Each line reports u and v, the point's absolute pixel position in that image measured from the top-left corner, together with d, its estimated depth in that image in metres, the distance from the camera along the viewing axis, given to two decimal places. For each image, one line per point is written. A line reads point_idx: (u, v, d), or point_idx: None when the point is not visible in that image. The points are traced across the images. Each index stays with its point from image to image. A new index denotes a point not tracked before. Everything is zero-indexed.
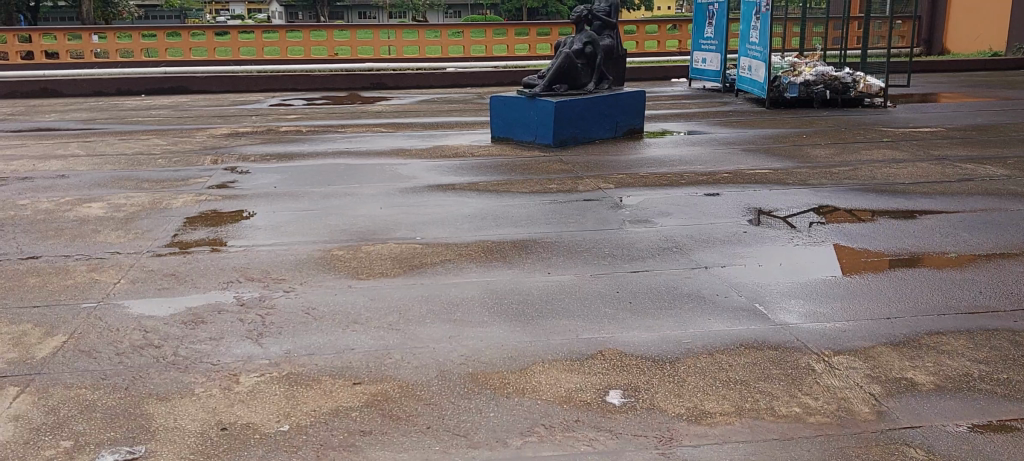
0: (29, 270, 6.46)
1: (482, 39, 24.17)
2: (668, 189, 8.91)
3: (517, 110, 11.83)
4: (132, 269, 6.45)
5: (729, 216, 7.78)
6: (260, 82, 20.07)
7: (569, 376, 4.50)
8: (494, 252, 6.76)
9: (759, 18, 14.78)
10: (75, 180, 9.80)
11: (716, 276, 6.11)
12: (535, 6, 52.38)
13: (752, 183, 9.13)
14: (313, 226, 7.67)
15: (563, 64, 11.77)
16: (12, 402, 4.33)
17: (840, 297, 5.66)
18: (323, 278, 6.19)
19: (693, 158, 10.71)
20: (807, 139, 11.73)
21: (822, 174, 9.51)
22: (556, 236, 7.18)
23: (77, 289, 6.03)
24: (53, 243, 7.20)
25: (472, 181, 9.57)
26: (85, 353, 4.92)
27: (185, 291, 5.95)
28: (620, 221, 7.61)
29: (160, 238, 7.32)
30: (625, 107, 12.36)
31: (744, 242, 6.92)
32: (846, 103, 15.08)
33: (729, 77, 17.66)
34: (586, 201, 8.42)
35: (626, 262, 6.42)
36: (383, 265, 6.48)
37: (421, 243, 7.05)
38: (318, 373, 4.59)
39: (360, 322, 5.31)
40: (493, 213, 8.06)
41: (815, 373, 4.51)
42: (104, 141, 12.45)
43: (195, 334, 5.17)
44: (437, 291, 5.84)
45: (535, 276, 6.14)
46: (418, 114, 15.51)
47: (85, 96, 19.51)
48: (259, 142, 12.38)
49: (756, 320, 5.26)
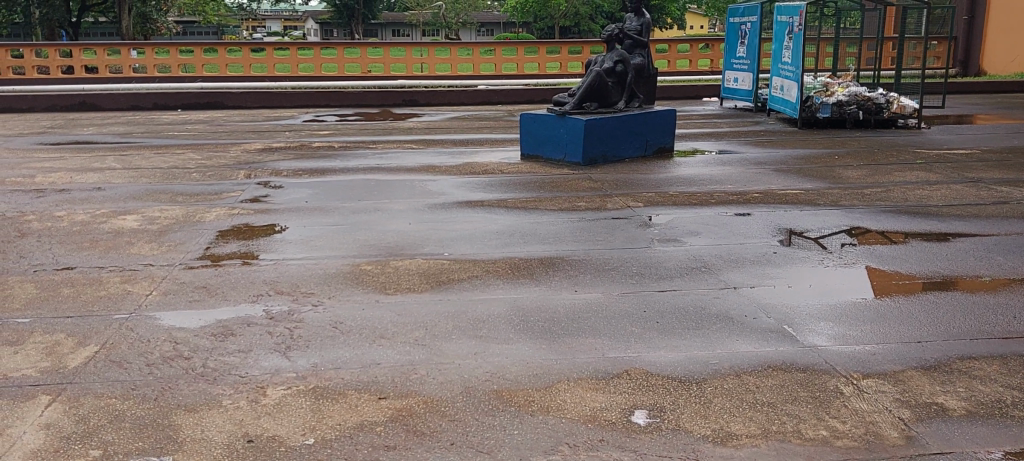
0: (63, 281, 6.57)
1: (513, 57, 24.30)
2: (698, 208, 8.87)
3: (547, 127, 11.86)
4: (164, 282, 6.53)
5: (760, 236, 7.73)
6: (294, 98, 20.29)
7: (594, 395, 4.48)
8: (521, 269, 6.76)
9: (792, 38, 14.79)
10: (110, 192, 9.95)
11: (745, 297, 6.06)
12: (567, 25, 52.72)
13: (782, 204, 9.07)
14: (342, 241, 7.73)
15: (594, 82, 11.79)
16: (44, 410, 4.40)
17: (870, 320, 5.59)
18: (351, 293, 6.23)
19: (723, 177, 10.67)
20: (839, 160, 11.64)
21: (854, 195, 9.42)
22: (583, 255, 7.17)
23: (110, 300, 6.12)
24: (88, 254, 7.32)
25: (501, 198, 9.59)
26: (116, 363, 4.99)
27: (216, 304, 6.01)
28: (649, 240, 7.60)
29: (192, 251, 7.41)
30: (656, 126, 12.34)
31: (774, 263, 6.87)
32: (879, 124, 14.93)
33: (761, 97, 17.56)
34: (615, 219, 8.41)
35: (654, 281, 6.40)
36: (411, 281, 6.50)
37: (449, 259, 7.07)
38: (344, 387, 4.61)
39: (386, 337, 5.33)
40: (521, 230, 8.07)
41: (843, 396, 4.46)
42: (140, 154, 12.63)
43: (224, 347, 5.22)
44: (464, 307, 5.85)
45: (561, 294, 6.13)
46: (449, 131, 15.58)
47: (122, 110, 19.84)
48: (292, 158, 12.50)
49: (784, 341, 5.21)
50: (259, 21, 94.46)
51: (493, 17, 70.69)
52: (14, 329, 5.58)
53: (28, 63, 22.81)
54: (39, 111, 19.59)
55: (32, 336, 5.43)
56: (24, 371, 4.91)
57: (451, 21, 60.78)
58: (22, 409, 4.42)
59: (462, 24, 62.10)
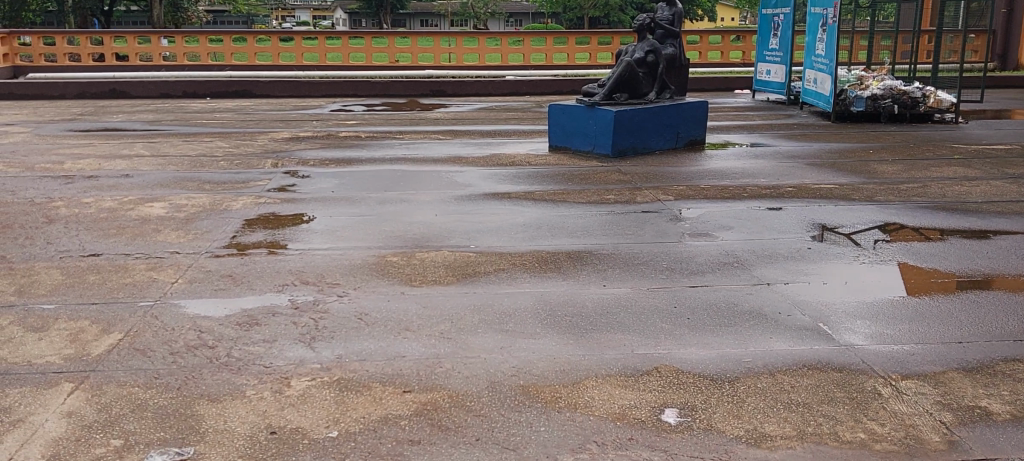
0: (90, 268, 6.55)
1: (542, 47, 24.01)
2: (730, 202, 8.71)
3: (576, 119, 11.73)
4: (189, 270, 6.49)
5: (793, 231, 7.56)
6: (322, 87, 20.28)
7: (623, 392, 4.37)
8: (549, 263, 6.66)
9: (825, 30, 14.54)
10: (138, 179, 9.96)
11: (778, 293, 5.92)
12: (596, 15, 52.45)
13: (816, 198, 8.89)
14: (369, 231, 7.66)
15: (625, 72, 11.63)
16: (67, 398, 4.37)
17: (908, 319, 5.43)
18: (376, 284, 6.15)
19: (755, 170, 10.48)
20: (874, 155, 11.40)
21: (890, 191, 9.22)
22: (612, 248, 7.05)
23: (135, 287, 6.09)
24: (114, 241, 7.31)
25: (529, 190, 9.48)
26: (140, 351, 4.95)
27: (241, 293, 5.96)
28: (680, 234, 7.45)
29: (218, 239, 7.38)
30: (687, 118, 12.15)
31: (808, 259, 6.70)
32: (915, 119, 14.61)
33: (793, 90, 17.27)
34: (644, 213, 8.27)
35: (684, 276, 6.27)
36: (436, 273, 6.42)
37: (476, 252, 6.98)
38: (369, 379, 4.54)
39: (412, 330, 5.25)
40: (549, 222, 7.97)
41: (881, 398, 4.32)
42: (168, 142, 12.66)
43: (248, 336, 5.16)
44: (492, 301, 5.75)
45: (589, 288, 6.02)
46: (477, 121, 15.49)
47: (152, 98, 19.92)
48: (318, 147, 12.47)
49: (820, 340, 5.07)
50: (289, 11, 94.71)
51: (521, 7, 70.52)
52: (39, 315, 5.56)
53: (59, 51, 22.95)
54: (70, 98, 19.69)
55: (57, 323, 5.41)
56: (48, 358, 4.87)
57: (479, 11, 60.64)
58: (45, 396, 4.39)
59: (491, 15, 61.96)
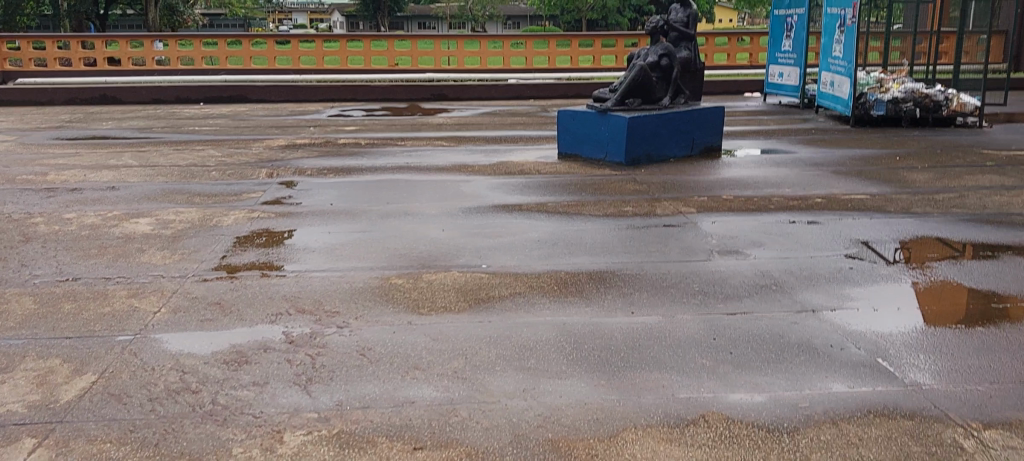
0: (66, 295, 5.97)
1: (544, 50, 23.39)
2: (756, 215, 8.14)
3: (587, 125, 11.15)
4: (174, 297, 5.90)
5: (831, 248, 6.98)
6: (320, 92, 19.70)
7: (668, 449, 3.79)
8: (568, 285, 6.08)
9: (844, 31, 14.00)
10: (125, 192, 9.37)
11: (827, 323, 5.34)
12: (595, 18, 52.04)
13: (848, 210, 8.31)
14: (371, 250, 7.08)
15: (637, 77, 11.05)
16: (26, 458, 3.79)
17: (977, 352, 4.86)
18: (380, 312, 5.56)
19: (778, 179, 9.91)
20: (901, 162, 10.84)
21: (925, 201, 8.65)
22: (636, 268, 6.47)
23: (113, 319, 5.51)
24: (94, 263, 6.73)
25: (540, 202, 8.92)
26: (115, 397, 4.37)
27: (229, 324, 5.37)
28: (708, 251, 6.87)
29: (207, 260, 6.80)
30: (703, 124, 11.57)
31: (853, 281, 6.11)
32: (937, 123, 14.04)
33: (808, 93, 16.69)
34: (666, 227, 7.69)
35: (720, 301, 5.69)
36: (445, 298, 5.83)
37: (488, 273, 6.40)
38: (373, 432, 3.96)
39: (421, 368, 4.67)
40: (565, 238, 7.40)
41: (966, 453, 3.75)
42: (159, 151, 12.06)
43: (237, 378, 4.59)
44: (510, 332, 5.16)
45: (616, 316, 5.43)
46: (481, 127, 14.91)
47: (143, 103, 19.32)
48: (316, 155, 11.89)
49: (881, 380, 4.51)
50: (286, 13, 94.01)
51: (519, 10, 70.07)
52: (5, 352, 4.98)
53: (50, 55, 22.30)
54: (59, 105, 19.08)
55: (23, 362, 4.82)
56: (9, 406, 4.29)
57: (477, 15, 60.21)
58: (2, 455, 3.80)
59: (489, 17, 61.39)
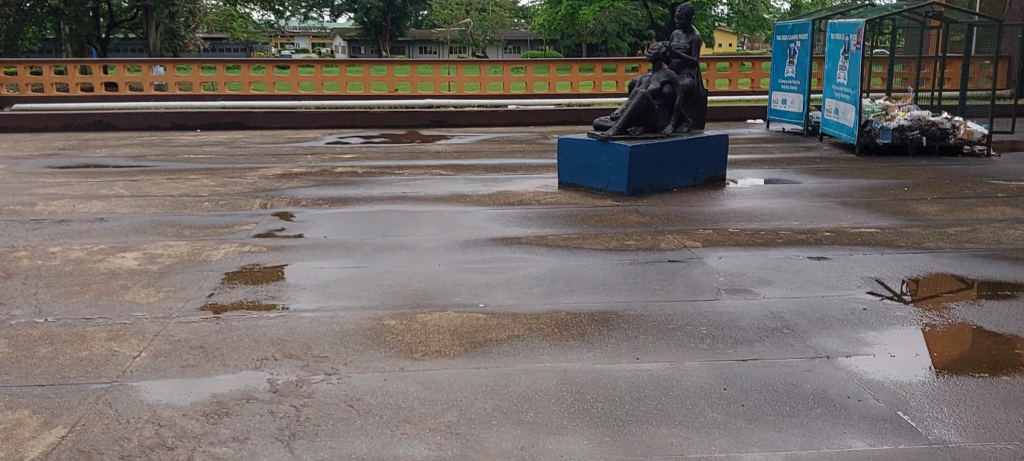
0: (43, 337, 5.69)
1: (544, 75, 23.20)
2: (764, 249, 7.87)
3: (588, 154, 10.91)
4: (156, 340, 5.62)
5: (843, 286, 6.70)
6: (318, 118, 19.51)
7: None
8: (569, 327, 5.79)
9: (848, 58, 13.79)
10: (113, 224, 9.12)
11: (842, 371, 5.06)
12: (594, 42, 52.26)
13: (858, 245, 8.05)
14: (364, 287, 6.80)
15: (640, 104, 10.84)
16: None
17: (1004, 405, 4.57)
18: (370, 357, 5.27)
19: (785, 211, 9.65)
20: (910, 193, 10.59)
21: (937, 235, 8.39)
22: (640, 308, 6.19)
23: (90, 364, 5.22)
24: (76, 301, 6.46)
25: (540, 234, 8.65)
26: (83, 454, 4.09)
27: (212, 371, 5.09)
28: (715, 290, 6.59)
29: (193, 298, 6.52)
30: (706, 153, 11.33)
31: (868, 324, 5.84)
32: (944, 151, 13.83)
33: (812, 120, 16.47)
34: (671, 263, 7.41)
35: (729, 346, 5.41)
36: (440, 341, 5.54)
37: (485, 313, 6.11)
38: None
39: (412, 421, 4.39)
40: (565, 274, 7.13)
41: None
42: (151, 180, 11.82)
43: (215, 432, 4.30)
44: (508, 380, 4.88)
45: (620, 362, 5.15)
46: (480, 155, 14.68)
47: (139, 130, 19.12)
48: (312, 184, 11.65)
49: (904, 436, 4.23)
50: (288, 38, 94.32)
51: (520, 34, 70.35)
52: None
53: (47, 81, 22.12)
54: (54, 131, 18.88)
55: None
56: None
57: (478, 39, 60.31)
58: None
59: (490, 42, 61.40)
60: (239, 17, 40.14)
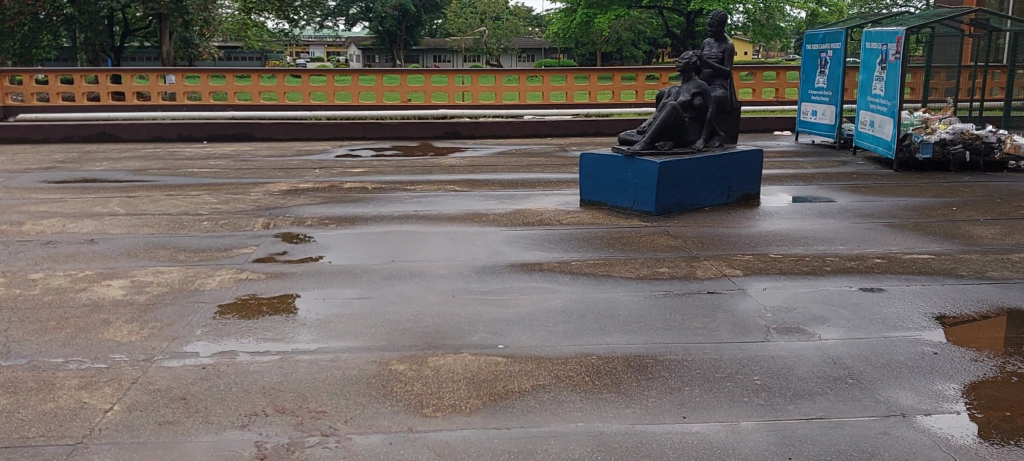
0: (6, 384, 5.03)
1: (562, 85, 22.46)
2: (811, 279, 7.14)
3: (612, 169, 10.20)
4: (133, 388, 4.95)
5: (906, 326, 5.96)
6: (328, 129, 18.89)
7: None
8: (602, 375, 5.08)
9: (886, 68, 13.06)
10: (103, 246, 8.48)
11: (925, 434, 4.33)
12: (609, 50, 51.74)
13: (915, 274, 7.32)
14: (368, 324, 6.09)
15: (669, 118, 10.15)
16: None
17: None
18: (374, 413, 4.58)
19: (828, 234, 8.92)
20: (960, 213, 9.83)
21: (1000, 263, 7.63)
22: (681, 351, 5.47)
23: (55, 420, 4.55)
24: (49, 339, 5.80)
25: (564, 260, 7.94)
26: None
27: (193, 430, 4.41)
28: (764, 329, 5.86)
29: (180, 337, 5.85)
30: (739, 169, 10.60)
31: (944, 373, 5.10)
32: (988, 167, 13.07)
33: (844, 132, 15.72)
34: (710, 296, 6.68)
35: (789, 401, 4.69)
36: (455, 393, 4.84)
37: (505, 357, 5.41)
38: None
39: None
40: (593, 309, 6.42)
41: None
42: (149, 196, 11.21)
43: None
44: (534, 447, 4.17)
45: (663, 422, 4.43)
46: (496, 169, 13.98)
47: (144, 141, 18.55)
48: (319, 201, 10.99)
49: None
50: (303, 47, 94.40)
51: (534, 43, 70.00)
52: None
53: (51, 90, 21.57)
54: (56, 142, 18.33)
55: None
56: None
57: (493, 47, 59.63)
58: None
59: (504, 51, 60.86)
60: (254, 25, 39.73)
